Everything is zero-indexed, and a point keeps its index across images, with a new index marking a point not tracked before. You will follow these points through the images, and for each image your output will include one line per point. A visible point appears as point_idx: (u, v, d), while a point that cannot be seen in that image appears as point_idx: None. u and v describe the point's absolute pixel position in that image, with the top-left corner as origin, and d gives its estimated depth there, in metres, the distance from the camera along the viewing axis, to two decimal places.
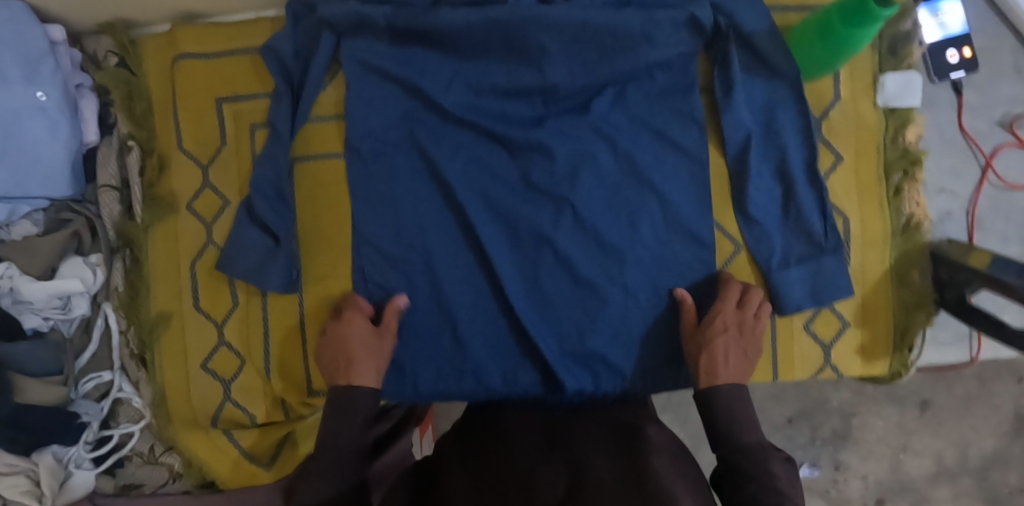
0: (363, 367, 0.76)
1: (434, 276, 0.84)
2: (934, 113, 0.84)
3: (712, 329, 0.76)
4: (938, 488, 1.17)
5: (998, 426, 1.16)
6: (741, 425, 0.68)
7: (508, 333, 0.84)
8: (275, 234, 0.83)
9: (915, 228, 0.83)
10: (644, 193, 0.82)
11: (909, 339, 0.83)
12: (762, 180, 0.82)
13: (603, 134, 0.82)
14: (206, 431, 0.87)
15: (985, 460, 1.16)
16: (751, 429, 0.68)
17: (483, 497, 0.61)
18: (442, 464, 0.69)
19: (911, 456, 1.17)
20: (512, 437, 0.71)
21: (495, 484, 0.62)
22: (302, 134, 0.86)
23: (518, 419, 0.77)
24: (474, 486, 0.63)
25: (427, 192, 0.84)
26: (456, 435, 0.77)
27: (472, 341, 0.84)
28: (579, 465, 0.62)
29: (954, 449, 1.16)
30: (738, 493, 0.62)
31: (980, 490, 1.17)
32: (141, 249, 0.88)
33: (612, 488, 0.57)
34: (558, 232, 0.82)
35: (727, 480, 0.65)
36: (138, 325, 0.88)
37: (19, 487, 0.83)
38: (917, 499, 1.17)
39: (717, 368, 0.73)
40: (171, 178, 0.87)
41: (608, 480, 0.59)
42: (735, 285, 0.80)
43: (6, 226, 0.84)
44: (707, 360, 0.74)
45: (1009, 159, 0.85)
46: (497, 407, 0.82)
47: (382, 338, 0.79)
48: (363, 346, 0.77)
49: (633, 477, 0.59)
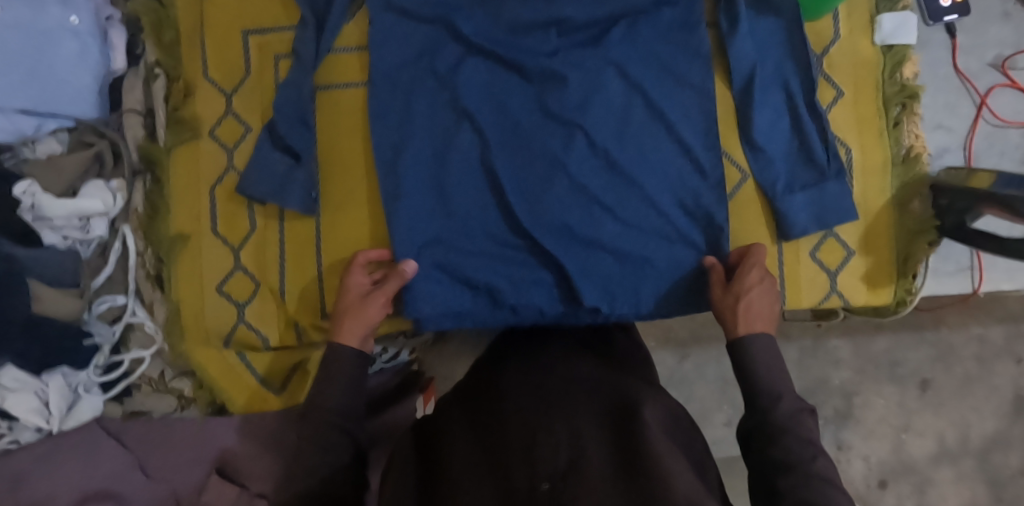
0: (354, 322, 0.80)
1: (448, 203, 0.86)
2: (928, 53, 0.89)
3: (728, 290, 0.79)
4: (941, 470, 1.18)
5: (999, 407, 1.17)
6: (771, 379, 0.71)
7: (523, 257, 0.87)
8: (297, 153, 0.86)
9: (914, 159, 0.86)
10: (653, 124, 0.86)
11: (912, 266, 0.86)
12: (765, 111, 0.85)
13: (615, 64, 0.86)
14: (219, 349, 0.89)
15: (986, 442, 1.17)
16: (780, 382, 0.71)
17: (488, 473, 0.61)
18: (445, 438, 0.68)
19: (912, 437, 1.18)
20: (508, 399, 0.70)
21: (497, 456, 0.62)
22: (326, 63, 0.89)
23: (513, 378, 0.75)
24: (474, 460, 0.63)
25: (444, 121, 0.87)
26: (457, 401, 0.76)
27: (483, 272, 0.86)
28: (577, 436, 0.62)
29: (954, 430, 1.17)
30: (773, 447, 0.65)
31: (981, 472, 1.17)
32: (162, 169, 0.89)
33: (608, 470, 0.58)
34: (570, 159, 0.85)
35: (760, 432, 0.67)
36: (155, 243, 0.89)
37: (30, 405, 0.82)
38: (920, 481, 1.18)
39: (740, 320, 0.76)
40: (196, 102, 0.90)
41: (605, 460, 0.59)
42: (751, 251, 0.82)
43: (31, 143, 0.85)
44: (729, 318, 0.77)
45: (1003, 98, 0.89)
46: (496, 363, 0.82)
47: (372, 294, 0.82)
48: (349, 301, 0.82)
49: (628, 457, 0.59)
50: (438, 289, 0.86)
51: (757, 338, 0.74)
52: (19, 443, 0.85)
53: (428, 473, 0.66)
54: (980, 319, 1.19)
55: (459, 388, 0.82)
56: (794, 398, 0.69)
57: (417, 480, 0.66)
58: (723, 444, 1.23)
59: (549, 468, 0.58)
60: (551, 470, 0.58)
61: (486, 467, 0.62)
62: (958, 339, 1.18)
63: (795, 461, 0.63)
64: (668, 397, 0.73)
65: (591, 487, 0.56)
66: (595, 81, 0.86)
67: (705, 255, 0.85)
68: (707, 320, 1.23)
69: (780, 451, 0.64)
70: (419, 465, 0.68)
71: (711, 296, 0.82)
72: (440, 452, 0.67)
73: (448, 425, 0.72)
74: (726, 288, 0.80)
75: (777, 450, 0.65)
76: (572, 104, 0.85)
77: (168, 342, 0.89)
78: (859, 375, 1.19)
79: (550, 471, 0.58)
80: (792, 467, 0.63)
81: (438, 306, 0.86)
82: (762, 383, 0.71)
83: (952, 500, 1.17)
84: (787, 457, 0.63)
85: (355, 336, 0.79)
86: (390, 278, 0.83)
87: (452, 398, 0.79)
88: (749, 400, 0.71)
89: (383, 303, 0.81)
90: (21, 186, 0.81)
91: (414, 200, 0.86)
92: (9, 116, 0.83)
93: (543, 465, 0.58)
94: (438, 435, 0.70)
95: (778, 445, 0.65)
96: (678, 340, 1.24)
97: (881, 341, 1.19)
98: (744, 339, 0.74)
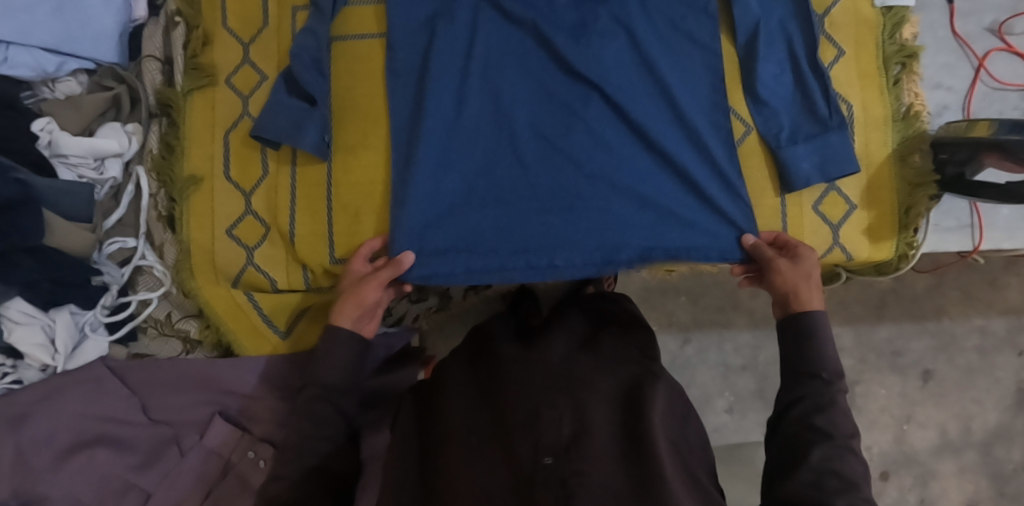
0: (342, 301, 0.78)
1: (459, 153, 0.86)
2: (927, 15, 0.93)
3: (799, 266, 0.77)
4: (944, 462, 1.17)
5: (1001, 400, 1.17)
6: (826, 352, 0.70)
7: (518, 210, 0.86)
8: (311, 98, 0.87)
9: (914, 116, 0.88)
10: (650, 82, 0.86)
11: (914, 218, 0.87)
12: (769, 64, 0.86)
13: (623, 25, 0.86)
14: (228, 287, 0.90)
15: (989, 435, 1.17)
16: (834, 354, 0.70)
17: (488, 441, 0.63)
18: (443, 401, 0.70)
19: (915, 427, 1.17)
20: (507, 367, 0.71)
21: (497, 425, 0.64)
22: (342, 15, 0.91)
23: (511, 346, 0.76)
24: (473, 433, 0.65)
25: (454, 71, 0.87)
26: (454, 365, 0.78)
27: (485, 227, 0.86)
28: (581, 410, 0.63)
29: (956, 421, 1.17)
30: (819, 416, 0.66)
31: (984, 465, 1.16)
32: (178, 113, 0.92)
33: (608, 454, 0.61)
34: (581, 113, 0.86)
35: (804, 402, 0.68)
36: (170, 184, 0.91)
37: (35, 340, 0.82)
38: (922, 472, 1.17)
39: (812, 297, 0.74)
40: (214, 50, 0.92)
41: (606, 441, 0.62)
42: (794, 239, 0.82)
43: (51, 83, 0.89)
44: (803, 291, 0.74)
45: (999, 61, 0.92)
46: (489, 332, 0.83)
47: (367, 278, 0.79)
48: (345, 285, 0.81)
49: (628, 441, 0.62)
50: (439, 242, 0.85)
51: (827, 316, 0.72)
52: (21, 382, 0.85)
53: (427, 447, 0.68)
54: (981, 311, 1.19)
55: (454, 355, 0.82)
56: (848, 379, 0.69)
57: (416, 447, 0.69)
58: (724, 431, 1.21)
59: (551, 441, 0.60)
60: (555, 443, 0.60)
61: (487, 440, 0.63)
62: (960, 329, 1.19)
63: (837, 433, 0.64)
64: (668, 378, 0.74)
65: (592, 460, 0.59)
66: (605, 35, 0.86)
67: (743, 233, 0.84)
68: (709, 304, 1.23)
69: (826, 421, 0.65)
70: (418, 440, 0.70)
71: (773, 268, 0.78)
72: (439, 421, 0.68)
73: (446, 392, 0.72)
74: (792, 262, 0.77)
75: (822, 420, 0.65)
76: (589, 57, 0.85)
77: (177, 279, 0.91)
78: (862, 364, 1.18)
79: (554, 445, 0.59)
80: (830, 436, 0.64)
81: (433, 261, 0.85)
82: (817, 353, 0.70)
83: (955, 494, 1.16)
84: (829, 428, 0.65)
85: (349, 318, 0.76)
86: (386, 267, 0.80)
87: (450, 364, 0.79)
88: (806, 368, 0.70)
89: (378, 287, 0.79)
90: (39, 123, 0.84)
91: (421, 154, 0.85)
92: (34, 53, 0.84)
93: (546, 439, 0.60)
94: (435, 405, 0.71)
95: (823, 415, 0.66)
96: (680, 324, 1.23)
97: (884, 329, 1.19)
98: (816, 314, 0.72)
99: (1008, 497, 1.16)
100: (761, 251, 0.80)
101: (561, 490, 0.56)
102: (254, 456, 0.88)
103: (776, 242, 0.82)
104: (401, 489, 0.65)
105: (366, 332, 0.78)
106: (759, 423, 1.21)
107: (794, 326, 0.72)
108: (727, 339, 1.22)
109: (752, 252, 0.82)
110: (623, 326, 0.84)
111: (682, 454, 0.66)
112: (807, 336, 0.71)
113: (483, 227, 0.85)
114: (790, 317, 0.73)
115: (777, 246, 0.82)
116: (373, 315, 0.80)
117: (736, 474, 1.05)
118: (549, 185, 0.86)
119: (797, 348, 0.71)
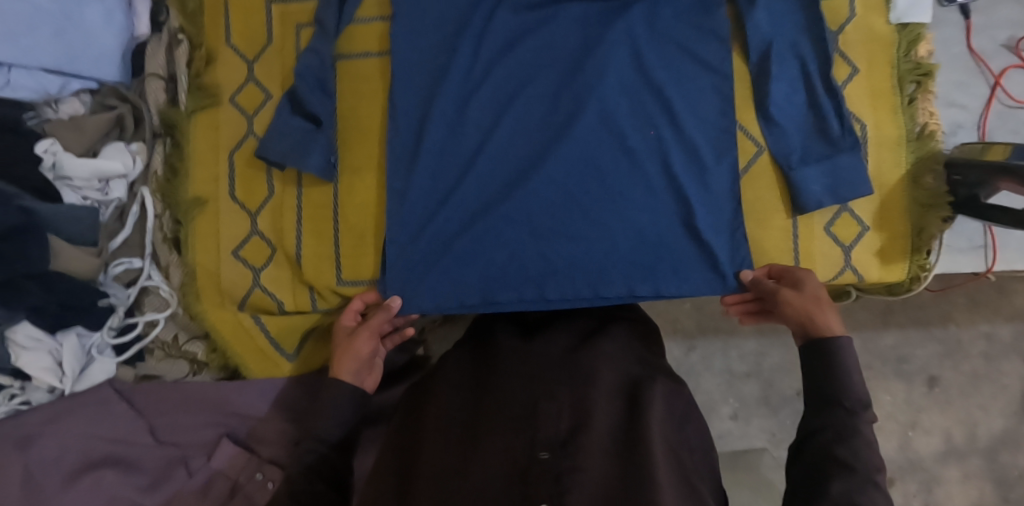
0: (344, 358, 0.77)
1: (463, 166, 0.85)
2: (942, 30, 0.91)
3: (805, 292, 0.77)
4: (948, 468, 1.17)
5: (1007, 406, 1.17)
6: (851, 381, 0.68)
7: (521, 226, 0.84)
8: (316, 118, 0.86)
9: (929, 136, 0.87)
10: (660, 106, 0.84)
11: (927, 241, 0.86)
12: (781, 83, 0.84)
13: (634, 44, 0.84)
14: (233, 310, 0.90)
15: (994, 441, 1.17)
16: (860, 382, 0.68)
17: (481, 436, 0.63)
18: (436, 398, 0.70)
19: (920, 434, 1.17)
20: (507, 366, 0.71)
21: (491, 422, 0.64)
22: (347, 32, 0.89)
23: (509, 344, 0.76)
24: (465, 429, 0.65)
25: (458, 88, 0.86)
26: (450, 362, 0.77)
27: (485, 244, 0.84)
28: (581, 405, 0.63)
29: (962, 428, 1.17)
30: (841, 446, 0.64)
31: (989, 471, 1.16)
32: (183, 134, 0.92)
33: (605, 451, 0.60)
34: (578, 123, 0.83)
35: (824, 431, 0.66)
36: (174, 206, 0.91)
37: (42, 363, 0.81)
38: (927, 478, 1.17)
39: (829, 322, 0.73)
40: (218, 70, 0.92)
41: (604, 436, 0.61)
42: (791, 266, 0.83)
43: (54, 103, 0.88)
44: (817, 316, 0.74)
45: (1016, 78, 0.91)
46: (485, 332, 0.83)
47: (357, 332, 0.80)
48: (339, 342, 0.80)
49: (626, 439, 0.61)
50: (442, 260, 0.85)
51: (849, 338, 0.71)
52: (29, 403, 0.84)
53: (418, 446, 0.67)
54: (987, 317, 1.18)
55: (451, 352, 0.81)
56: (874, 410, 0.67)
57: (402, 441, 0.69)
58: (729, 438, 1.21)
59: (548, 436, 0.60)
60: (552, 437, 0.60)
61: (479, 434, 0.63)
62: (965, 336, 1.18)
63: (861, 466, 0.62)
64: (668, 377, 0.73)
65: (585, 457, 0.58)
66: (614, 51, 0.84)
67: (739, 271, 0.85)
68: (714, 310, 1.23)
69: (849, 452, 0.63)
70: (402, 436, 0.69)
71: (781, 299, 0.77)
72: (431, 418, 0.68)
73: (441, 388, 0.72)
74: (798, 291, 0.77)
75: (844, 450, 0.63)
76: (598, 72, 0.83)
77: (184, 302, 0.91)
78: (866, 370, 1.18)
79: (551, 439, 0.60)
80: (853, 469, 0.62)
81: (440, 282, 0.85)
82: (840, 381, 0.68)
83: (959, 499, 1.16)
84: (851, 459, 0.62)
85: (349, 372, 0.76)
86: (376, 316, 0.81)
87: (449, 360, 0.78)
88: (830, 396, 0.68)
89: (369, 340, 0.79)
90: (43, 145, 0.83)
91: (422, 173, 0.85)
92: (36, 75, 0.84)
93: (543, 435, 0.60)
94: (428, 402, 0.71)
95: (846, 445, 0.64)
96: (685, 331, 1.22)
97: (890, 336, 1.19)
98: (839, 339, 0.71)
99: (1012, 503, 1.16)
100: (762, 283, 0.81)
101: (554, 483, 0.56)
102: (262, 477, 0.85)
103: (771, 272, 0.82)
104: (385, 490, 0.63)
105: (368, 385, 0.78)
106: (763, 430, 1.21)
107: (820, 355, 0.71)
108: (732, 347, 1.21)
109: (755, 287, 0.82)
110: (629, 322, 0.83)
111: (679, 459, 0.63)
112: (835, 366, 0.69)
113: (479, 233, 0.84)
114: (811, 346, 0.72)
115: (775, 278, 0.82)
116: (372, 368, 0.79)
117: (741, 482, 1.06)
118: (545, 189, 0.83)
119: (822, 377, 0.70)
